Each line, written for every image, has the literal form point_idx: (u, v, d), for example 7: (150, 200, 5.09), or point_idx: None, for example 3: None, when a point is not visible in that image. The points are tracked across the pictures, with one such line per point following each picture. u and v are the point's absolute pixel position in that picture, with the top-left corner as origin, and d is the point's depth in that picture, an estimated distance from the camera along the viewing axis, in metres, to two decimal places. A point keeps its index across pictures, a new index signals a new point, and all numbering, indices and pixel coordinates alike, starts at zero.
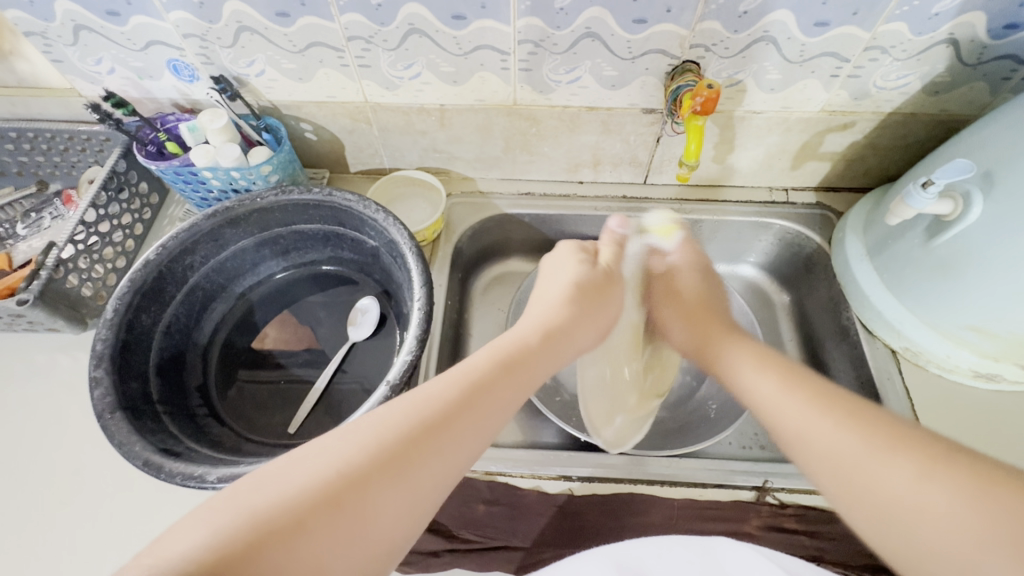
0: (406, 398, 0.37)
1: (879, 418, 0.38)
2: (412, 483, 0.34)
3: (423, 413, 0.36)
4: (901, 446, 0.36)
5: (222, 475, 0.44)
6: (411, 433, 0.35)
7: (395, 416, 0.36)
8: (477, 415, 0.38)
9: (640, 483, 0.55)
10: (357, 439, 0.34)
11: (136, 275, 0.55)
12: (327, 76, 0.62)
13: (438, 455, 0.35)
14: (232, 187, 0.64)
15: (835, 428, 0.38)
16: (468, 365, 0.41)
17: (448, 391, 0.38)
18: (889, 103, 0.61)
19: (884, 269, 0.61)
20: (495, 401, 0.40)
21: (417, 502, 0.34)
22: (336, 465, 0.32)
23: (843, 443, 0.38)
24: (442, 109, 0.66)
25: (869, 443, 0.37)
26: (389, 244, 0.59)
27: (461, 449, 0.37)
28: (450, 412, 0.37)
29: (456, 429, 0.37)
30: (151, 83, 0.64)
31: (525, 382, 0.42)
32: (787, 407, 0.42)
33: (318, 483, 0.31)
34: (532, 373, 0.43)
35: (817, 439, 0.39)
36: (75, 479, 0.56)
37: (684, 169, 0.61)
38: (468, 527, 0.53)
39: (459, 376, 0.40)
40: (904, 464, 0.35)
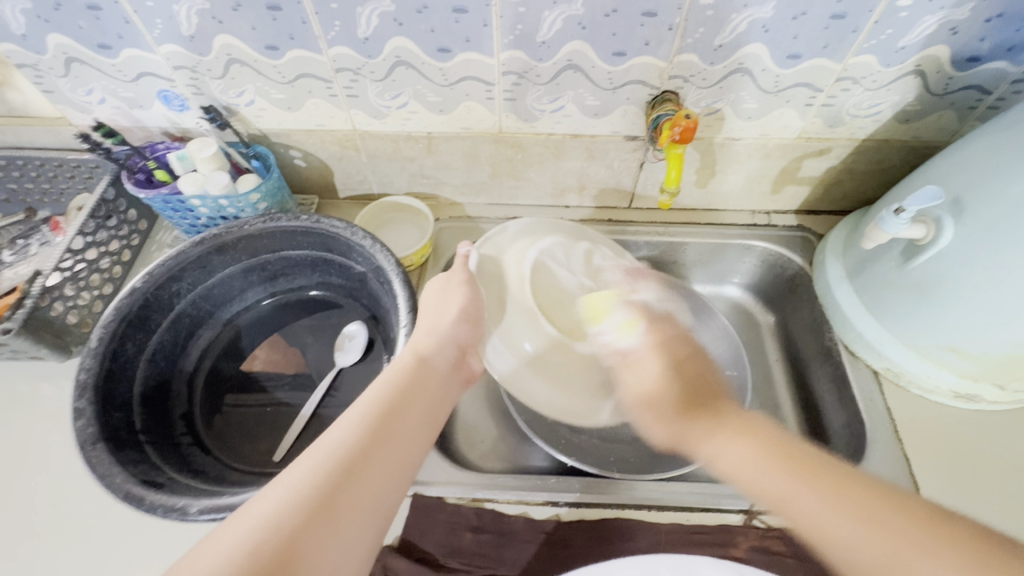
0: (312, 453, 0.38)
1: (821, 466, 0.38)
2: (343, 519, 0.35)
3: (330, 459, 0.38)
4: (906, 535, 0.33)
5: (204, 506, 0.44)
6: (330, 479, 0.37)
7: (310, 462, 0.38)
8: (385, 447, 0.41)
9: (627, 508, 0.55)
10: (282, 492, 0.35)
11: (122, 303, 0.55)
12: (316, 106, 0.63)
13: (360, 486, 0.38)
14: (221, 215, 0.65)
15: (829, 506, 0.36)
16: (372, 397, 0.44)
17: (354, 428, 0.41)
18: (863, 130, 0.63)
19: (862, 291, 0.62)
20: (403, 424, 0.43)
21: (355, 538, 0.35)
22: (264, 525, 0.33)
23: (869, 546, 0.33)
24: (430, 136, 0.67)
25: (879, 540, 0.33)
26: (376, 270, 0.60)
27: (378, 479, 0.39)
28: (360, 451, 0.39)
29: (370, 462, 0.39)
30: (141, 113, 0.65)
31: (422, 405, 0.46)
32: (762, 479, 0.39)
33: (249, 548, 0.32)
34: (421, 403, 0.46)
35: (781, 497, 0.38)
36: (54, 511, 0.55)
37: (665, 195, 0.62)
38: (455, 556, 0.52)
39: (360, 415, 0.42)
40: (913, 547, 0.32)
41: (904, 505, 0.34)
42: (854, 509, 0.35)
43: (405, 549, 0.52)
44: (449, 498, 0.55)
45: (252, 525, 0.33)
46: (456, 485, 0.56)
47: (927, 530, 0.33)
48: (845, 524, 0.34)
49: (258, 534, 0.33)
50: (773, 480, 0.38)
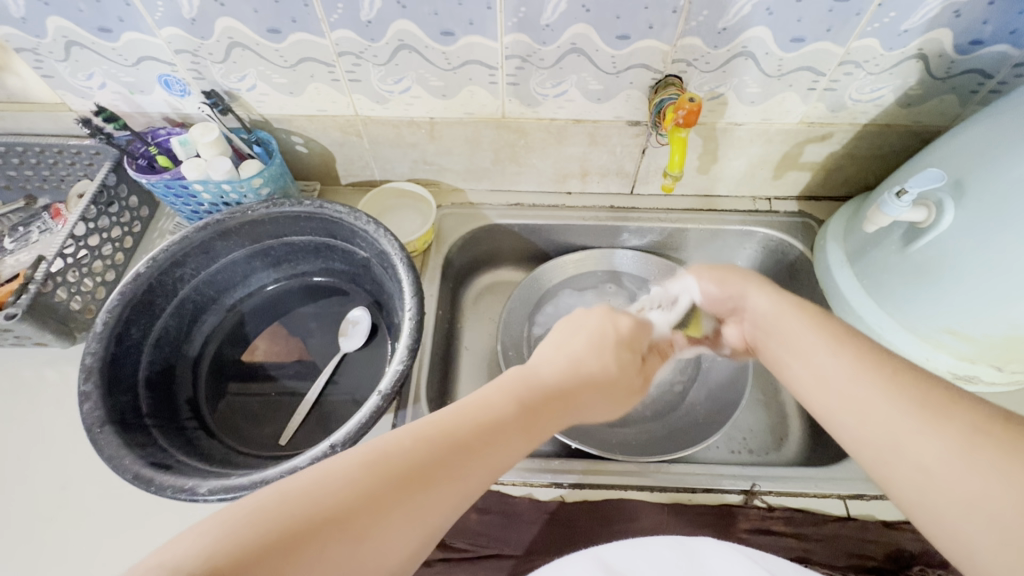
0: (426, 422, 0.35)
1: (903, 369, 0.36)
2: (421, 507, 0.31)
3: (428, 442, 0.34)
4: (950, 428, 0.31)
5: (213, 486, 0.45)
6: (425, 461, 0.33)
7: (421, 429, 0.34)
8: (480, 462, 0.34)
9: (630, 489, 0.56)
10: (382, 448, 0.33)
11: (126, 288, 0.55)
12: (318, 91, 0.63)
13: (453, 485, 0.33)
14: (223, 200, 0.65)
15: (875, 391, 0.35)
16: (515, 382, 0.40)
17: (453, 420, 0.35)
18: (864, 115, 0.64)
19: (862, 274, 0.63)
20: (488, 459, 0.34)
21: (424, 524, 0.31)
22: (353, 479, 0.31)
23: (923, 435, 0.32)
24: (432, 122, 0.67)
25: (918, 425, 0.33)
26: (380, 255, 0.60)
27: (473, 473, 0.34)
28: (459, 444, 0.34)
29: (455, 469, 0.33)
30: (142, 98, 0.65)
31: (516, 443, 0.36)
32: (825, 366, 0.39)
33: (326, 501, 0.29)
34: (560, 409, 0.40)
35: (860, 395, 0.36)
36: (62, 494, 0.55)
37: (668, 179, 0.63)
38: (459, 536, 0.53)
39: (478, 406, 0.37)
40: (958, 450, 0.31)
41: (977, 407, 0.32)
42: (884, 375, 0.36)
43: None
44: None
45: (333, 473, 0.31)
46: None
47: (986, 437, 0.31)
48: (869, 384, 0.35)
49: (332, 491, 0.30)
50: (817, 336, 0.40)
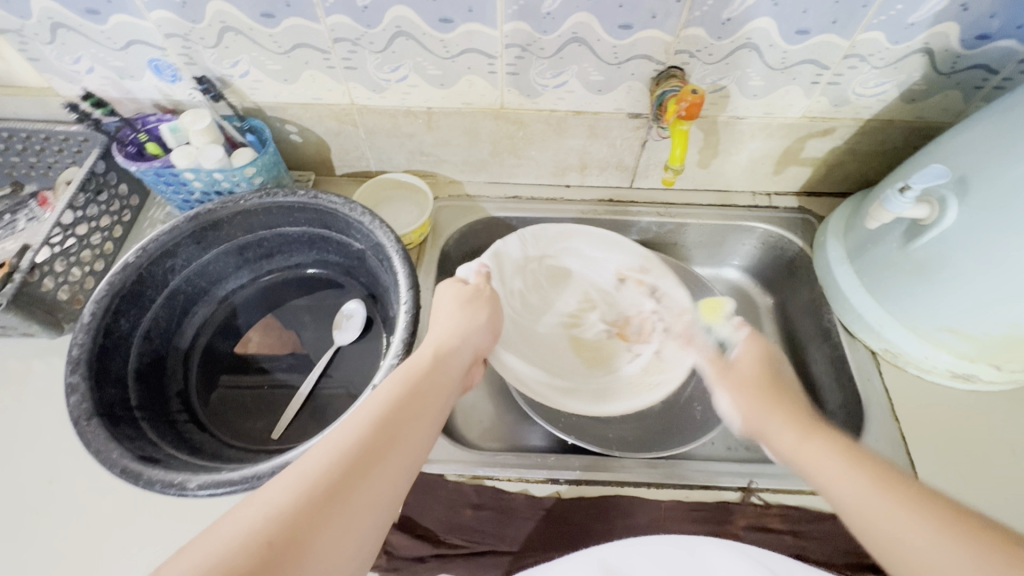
0: (333, 436, 0.38)
1: (886, 471, 0.38)
2: (347, 515, 0.34)
3: (337, 455, 0.37)
4: (955, 531, 0.33)
5: (204, 481, 0.44)
6: (340, 470, 0.36)
7: (328, 446, 0.37)
8: (393, 444, 0.39)
9: (627, 486, 0.55)
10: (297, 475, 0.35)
11: (115, 278, 0.53)
12: (312, 78, 0.62)
13: (370, 482, 0.36)
14: (215, 189, 0.63)
15: (906, 518, 0.35)
16: (405, 368, 0.45)
17: (359, 428, 0.39)
18: (867, 110, 0.63)
19: (862, 272, 0.62)
20: (404, 440, 0.40)
21: (366, 515, 0.35)
22: (275, 513, 0.33)
23: (936, 552, 0.33)
24: (430, 111, 0.66)
25: (942, 544, 0.33)
26: (375, 248, 0.59)
27: (388, 471, 0.38)
28: (362, 446, 0.38)
29: (371, 472, 0.37)
30: (131, 83, 0.63)
31: (421, 419, 0.42)
32: (830, 470, 0.40)
33: (252, 543, 0.31)
34: (443, 385, 0.46)
35: (879, 524, 0.35)
36: (50, 488, 0.54)
37: (669, 173, 0.61)
38: (455, 532, 0.52)
39: (373, 404, 0.41)
40: (949, 541, 0.33)
41: (977, 523, 0.33)
42: (899, 499, 0.36)
43: (405, 525, 0.52)
44: (449, 475, 0.55)
45: (248, 512, 0.33)
46: (456, 463, 0.56)
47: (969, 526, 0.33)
48: (893, 510, 0.35)
49: (253, 528, 0.32)
50: (829, 459, 0.40)
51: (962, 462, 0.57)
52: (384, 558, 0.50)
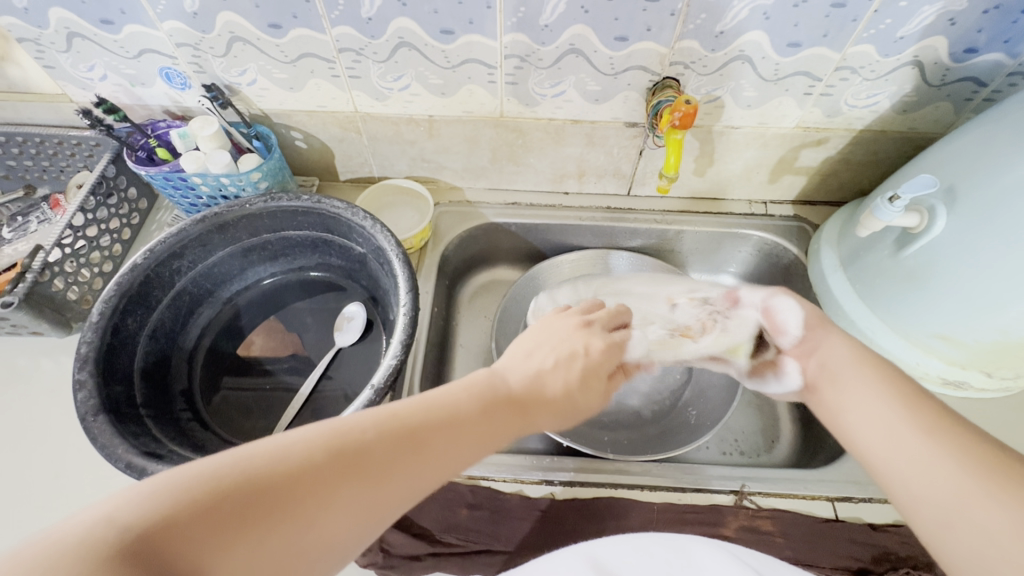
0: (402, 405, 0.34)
1: (950, 424, 0.35)
2: (382, 485, 0.30)
3: (403, 422, 0.33)
4: (979, 474, 0.32)
5: None
6: (395, 441, 0.31)
7: (394, 409, 0.33)
8: (455, 442, 0.34)
9: (621, 487, 0.56)
10: (355, 428, 0.31)
11: (124, 278, 0.55)
12: (318, 86, 0.63)
13: (417, 472, 0.32)
14: (221, 193, 0.65)
15: (930, 464, 0.33)
16: (486, 373, 0.39)
17: (434, 405, 0.35)
18: (860, 121, 0.64)
19: (856, 279, 0.63)
20: (467, 443, 0.34)
21: (395, 506, 0.31)
22: (318, 452, 0.29)
23: (944, 486, 0.32)
24: (431, 119, 0.67)
25: (956, 488, 0.32)
26: (376, 251, 0.61)
27: (440, 461, 0.33)
28: (432, 427, 0.33)
29: (425, 460, 0.32)
30: (142, 90, 0.65)
31: (496, 422, 0.36)
32: (870, 405, 0.38)
33: (284, 475, 0.27)
34: (556, 405, 0.40)
35: (905, 460, 0.35)
36: (55, 483, 0.56)
37: (664, 181, 0.62)
38: (451, 531, 0.52)
39: (464, 388, 0.37)
40: (955, 463, 0.33)
41: (1014, 473, 0.31)
42: (943, 443, 0.34)
43: (401, 523, 0.52)
44: None
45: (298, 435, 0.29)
46: None
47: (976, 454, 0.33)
48: (922, 447, 0.34)
49: (296, 453, 0.28)
50: (865, 391, 0.39)
51: None
52: (381, 556, 0.50)
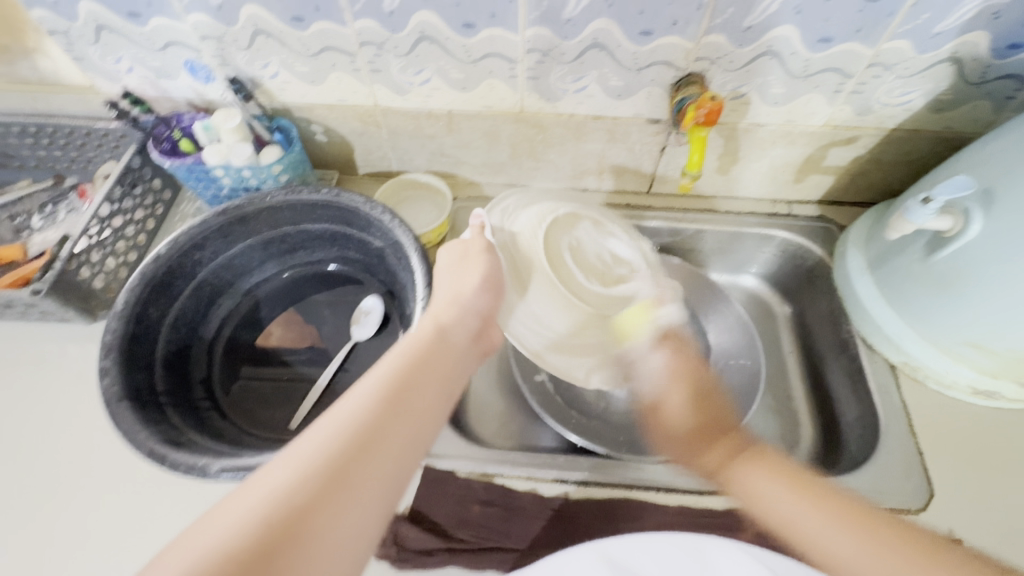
0: (355, 400, 0.39)
1: (839, 501, 0.43)
2: (358, 487, 0.34)
3: (351, 427, 0.37)
4: (880, 544, 0.39)
5: (224, 466, 0.46)
6: (365, 426, 0.37)
7: (355, 401, 0.39)
8: (411, 398, 0.41)
9: (635, 488, 0.55)
10: (320, 439, 0.36)
11: (147, 269, 0.56)
12: (339, 79, 0.63)
13: (392, 437, 0.38)
14: (243, 185, 0.66)
15: (845, 537, 0.41)
16: (405, 345, 0.46)
17: (371, 398, 0.39)
18: (892, 119, 0.62)
19: (883, 283, 0.61)
20: (418, 396, 0.41)
21: (388, 472, 0.36)
22: (304, 469, 0.34)
23: (879, 566, 0.38)
24: (450, 114, 0.67)
25: (880, 563, 0.38)
26: (394, 246, 0.61)
27: (397, 444, 0.38)
28: (378, 418, 0.38)
29: (394, 427, 0.38)
30: (168, 83, 0.66)
31: (435, 378, 0.44)
32: (772, 493, 0.45)
33: (277, 505, 0.31)
34: (428, 369, 0.44)
35: (829, 546, 0.41)
36: (81, 467, 0.57)
37: (686, 179, 0.61)
38: (463, 527, 0.53)
39: (388, 368, 0.42)
40: (849, 535, 0.41)
41: (914, 533, 0.40)
42: (852, 529, 0.41)
43: (414, 518, 0.53)
44: (460, 471, 0.56)
45: (263, 488, 0.32)
46: (467, 460, 0.57)
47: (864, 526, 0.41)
48: (845, 539, 0.40)
49: (271, 498, 0.32)
50: (774, 484, 0.45)
51: (981, 479, 0.55)
52: (394, 549, 0.51)
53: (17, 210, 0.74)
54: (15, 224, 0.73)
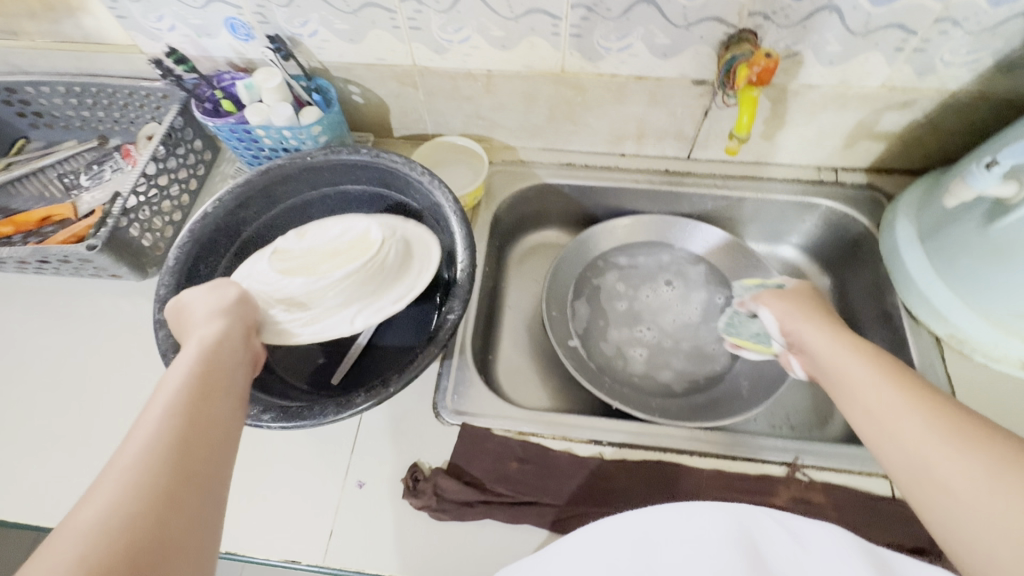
0: (132, 451, 0.31)
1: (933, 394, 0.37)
2: (186, 534, 0.30)
3: (130, 496, 0.29)
4: (971, 444, 0.33)
5: (275, 414, 0.48)
6: (170, 471, 0.31)
7: (135, 449, 0.31)
8: (215, 427, 0.36)
9: (669, 451, 0.56)
10: (118, 492, 0.29)
11: (196, 226, 0.58)
12: (378, 38, 0.63)
13: (209, 475, 0.33)
14: (283, 146, 0.66)
15: (911, 418, 0.36)
16: (191, 362, 0.39)
17: (162, 435, 0.33)
18: (955, 80, 0.59)
19: (934, 254, 0.60)
20: (219, 425, 0.36)
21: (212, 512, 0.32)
22: (90, 537, 0.27)
23: (933, 441, 0.34)
24: (489, 74, 0.66)
25: (929, 439, 0.34)
26: (433, 208, 0.61)
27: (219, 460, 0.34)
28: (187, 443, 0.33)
29: (200, 459, 0.33)
30: (208, 41, 0.66)
31: (224, 397, 0.38)
32: (851, 366, 0.42)
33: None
34: (221, 377, 0.40)
35: (892, 421, 0.37)
36: (136, 414, 0.60)
37: (733, 142, 0.59)
38: (501, 482, 0.54)
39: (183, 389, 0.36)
40: (922, 417, 0.36)
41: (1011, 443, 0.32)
42: (934, 411, 0.36)
43: (453, 473, 0.55)
44: (496, 429, 0.57)
45: (76, 528, 0.27)
46: (502, 419, 0.58)
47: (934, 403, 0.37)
48: (912, 415, 0.36)
49: (95, 534, 0.27)
50: (869, 369, 0.41)
51: None
52: (434, 500, 0.53)
53: (64, 169, 0.76)
54: (64, 182, 0.76)
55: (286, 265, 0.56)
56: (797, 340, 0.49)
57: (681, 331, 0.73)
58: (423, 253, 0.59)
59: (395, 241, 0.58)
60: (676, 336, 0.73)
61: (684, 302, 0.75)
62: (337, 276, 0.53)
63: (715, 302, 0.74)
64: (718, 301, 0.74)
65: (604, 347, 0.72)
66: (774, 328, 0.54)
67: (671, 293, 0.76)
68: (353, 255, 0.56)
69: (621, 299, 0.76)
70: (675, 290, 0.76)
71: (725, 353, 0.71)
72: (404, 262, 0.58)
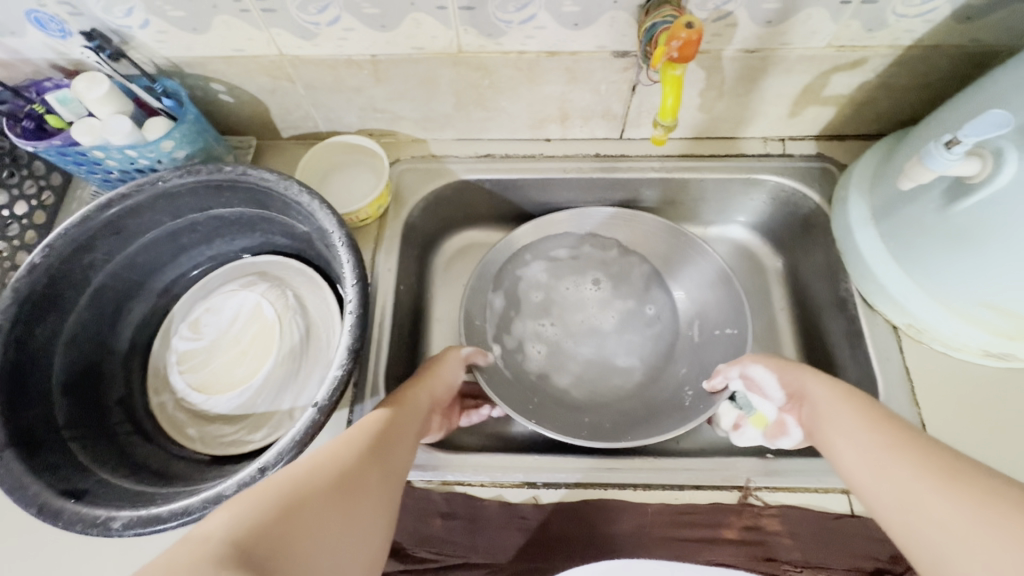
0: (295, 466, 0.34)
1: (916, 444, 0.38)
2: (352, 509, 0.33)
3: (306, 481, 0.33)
4: (951, 485, 0.33)
5: (128, 520, 0.39)
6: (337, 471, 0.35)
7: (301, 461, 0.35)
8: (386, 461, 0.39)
9: (611, 487, 0.50)
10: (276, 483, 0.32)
11: (20, 282, 0.46)
12: (226, 25, 0.51)
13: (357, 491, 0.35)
14: (134, 166, 0.55)
15: (898, 468, 0.37)
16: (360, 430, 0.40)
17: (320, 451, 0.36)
18: (909, 34, 0.51)
19: (890, 236, 0.53)
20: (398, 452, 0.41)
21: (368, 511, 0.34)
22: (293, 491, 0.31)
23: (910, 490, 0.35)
24: (374, 60, 0.55)
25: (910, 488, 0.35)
26: (319, 231, 0.51)
27: (375, 495, 0.36)
28: (324, 501, 0.32)
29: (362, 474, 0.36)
30: (16, 42, 0.53)
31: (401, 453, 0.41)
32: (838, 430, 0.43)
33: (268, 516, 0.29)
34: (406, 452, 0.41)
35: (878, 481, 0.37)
36: None
37: (659, 130, 0.52)
38: (423, 545, 0.48)
39: (370, 430, 0.40)
40: (901, 464, 0.37)
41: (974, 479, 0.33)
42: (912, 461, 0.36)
43: None
44: (417, 481, 0.50)
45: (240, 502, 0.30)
46: (422, 468, 0.51)
47: (910, 451, 0.37)
48: (898, 468, 0.36)
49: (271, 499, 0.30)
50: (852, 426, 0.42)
51: (988, 448, 0.51)
52: None
53: None
54: None
55: (196, 378, 0.54)
56: (799, 391, 0.49)
57: (584, 335, 0.67)
58: (325, 331, 0.55)
59: (292, 315, 0.55)
60: (581, 340, 0.66)
61: (606, 308, 0.68)
62: (261, 378, 0.52)
63: (640, 313, 0.68)
64: (647, 311, 0.68)
65: (512, 348, 0.66)
66: (770, 386, 0.52)
67: (595, 293, 0.69)
68: (260, 351, 0.53)
69: (538, 295, 0.68)
70: (600, 292, 0.68)
71: (636, 368, 0.65)
72: (308, 339, 0.54)
